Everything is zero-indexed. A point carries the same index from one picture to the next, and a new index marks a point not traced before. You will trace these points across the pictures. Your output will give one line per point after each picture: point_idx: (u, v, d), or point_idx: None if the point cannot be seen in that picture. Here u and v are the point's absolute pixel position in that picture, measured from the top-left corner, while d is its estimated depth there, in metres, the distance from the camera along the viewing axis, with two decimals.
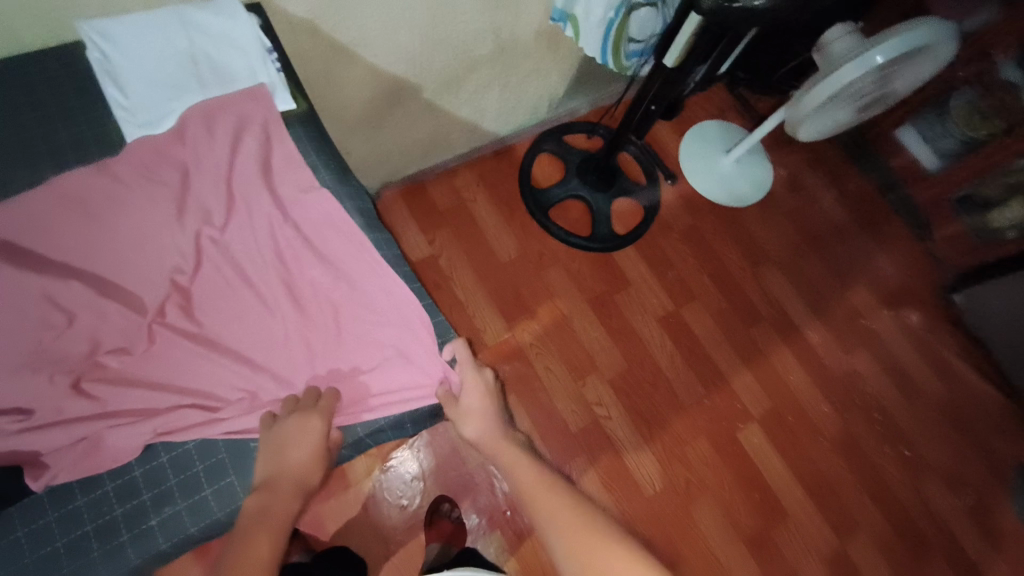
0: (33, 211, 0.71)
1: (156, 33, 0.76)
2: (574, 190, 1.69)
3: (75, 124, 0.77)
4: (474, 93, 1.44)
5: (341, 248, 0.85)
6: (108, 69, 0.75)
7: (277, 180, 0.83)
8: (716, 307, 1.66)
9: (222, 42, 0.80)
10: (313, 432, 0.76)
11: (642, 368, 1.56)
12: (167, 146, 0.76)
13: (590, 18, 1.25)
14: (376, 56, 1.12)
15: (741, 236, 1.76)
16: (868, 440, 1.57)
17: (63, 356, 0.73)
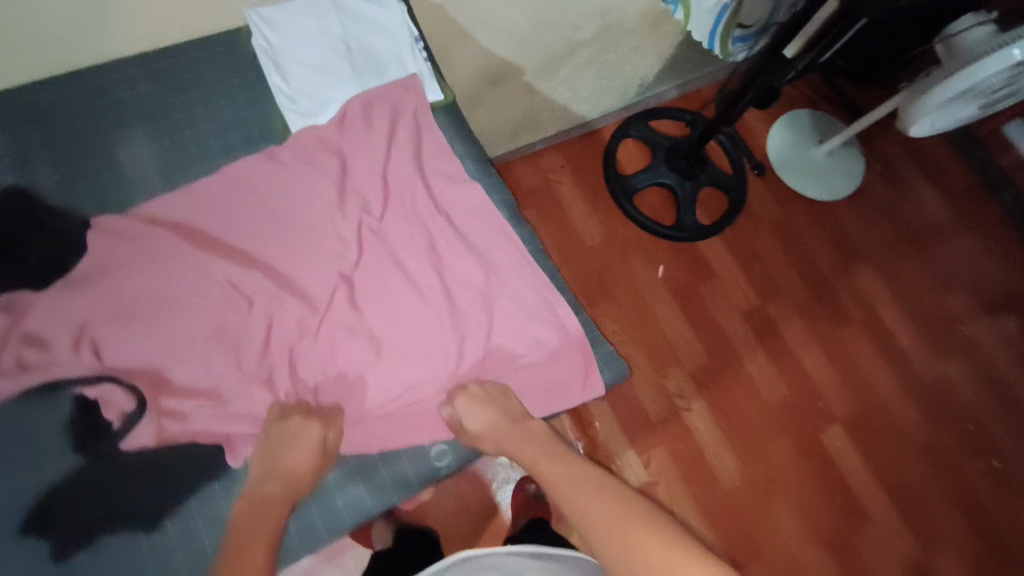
0: (215, 197, 0.84)
1: (314, 22, 0.90)
2: (659, 178, 1.65)
3: (240, 111, 0.88)
4: (572, 76, 1.41)
5: (486, 240, 0.92)
6: (272, 55, 0.88)
7: (428, 172, 0.92)
8: (802, 305, 1.63)
9: (369, 29, 0.93)
10: (304, 438, 0.77)
11: (723, 362, 1.55)
12: (329, 135, 0.88)
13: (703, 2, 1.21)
14: (493, 41, 1.12)
15: (829, 232, 1.72)
16: (955, 449, 1.55)
17: (243, 337, 0.82)
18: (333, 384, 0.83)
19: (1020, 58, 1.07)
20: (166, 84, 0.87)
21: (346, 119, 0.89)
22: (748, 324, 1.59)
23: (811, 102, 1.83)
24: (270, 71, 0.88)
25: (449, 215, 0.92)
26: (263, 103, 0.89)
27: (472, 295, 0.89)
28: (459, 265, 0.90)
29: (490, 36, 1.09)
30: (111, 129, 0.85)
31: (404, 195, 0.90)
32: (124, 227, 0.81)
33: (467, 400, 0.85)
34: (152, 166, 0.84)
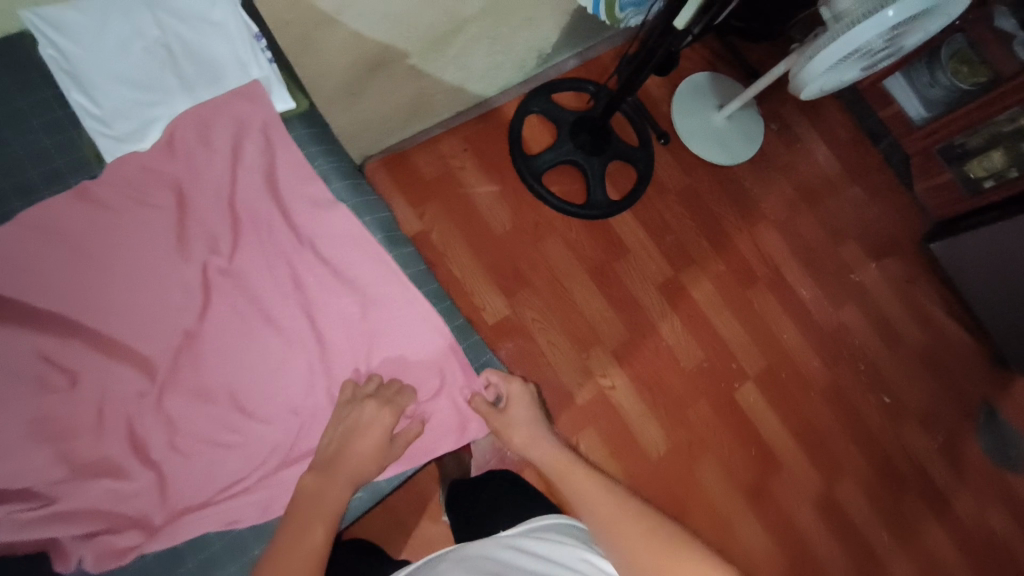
0: (16, 260, 0.76)
1: (123, 24, 0.77)
2: (566, 155, 1.60)
3: (35, 142, 0.78)
4: (462, 53, 1.31)
5: (364, 270, 0.93)
6: (70, 68, 0.76)
7: (285, 195, 0.90)
8: (714, 270, 1.67)
9: (198, 27, 0.81)
10: (380, 424, 0.85)
11: (643, 337, 1.56)
12: (156, 163, 0.82)
13: None
14: (363, 24, 1.00)
15: (736, 196, 1.75)
16: (855, 390, 1.67)
17: (71, 418, 0.79)
18: (197, 436, 0.84)
19: (895, 20, 1.10)
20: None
21: (175, 140, 0.83)
22: (665, 294, 1.61)
23: (708, 65, 1.83)
24: (69, 86, 0.77)
25: (322, 259, 0.91)
26: (66, 129, 0.79)
27: (348, 334, 0.92)
28: (331, 307, 0.91)
29: (359, 18, 0.97)
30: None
31: (264, 231, 0.88)
32: None
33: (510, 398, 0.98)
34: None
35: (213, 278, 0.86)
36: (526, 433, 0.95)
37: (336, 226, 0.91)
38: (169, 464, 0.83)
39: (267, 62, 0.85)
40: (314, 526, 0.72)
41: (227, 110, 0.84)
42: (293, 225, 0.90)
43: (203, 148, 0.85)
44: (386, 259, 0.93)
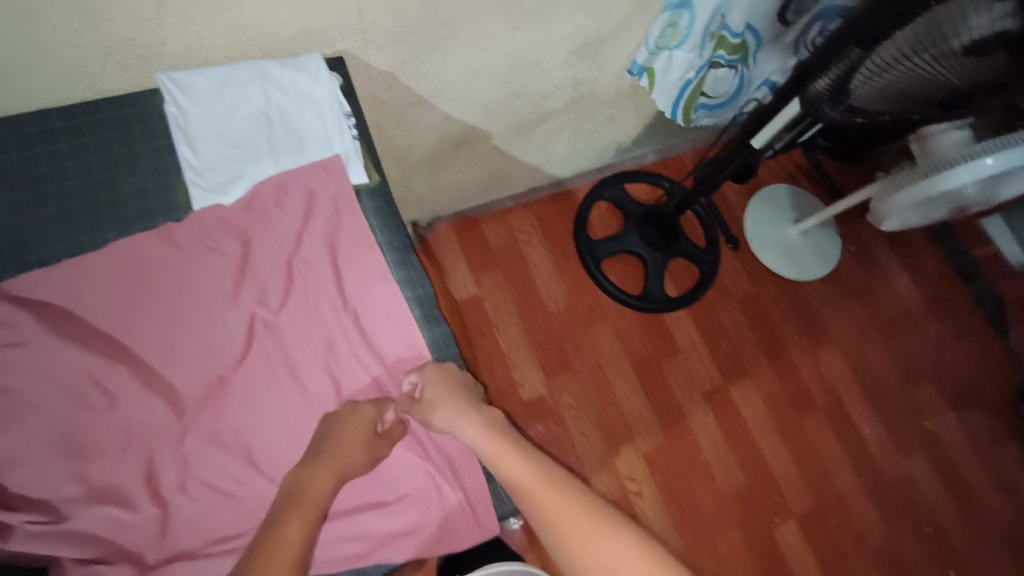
0: (92, 275, 0.73)
1: (235, 88, 0.73)
2: (630, 246, 1.61)
3: (138, 172, 0.76)
4: (543, 137, 1.38)
5: (398, 350, 0.85)
6: (182, 123, 0.74)
7: (342, 258, 0.83)
8: (768, 389, 1.58)
9: (297, 98, 0.77)
10: (364, 418, 0.79)
11: (682, 445, 1.49)
12: (234, 216, 0.77)
13: (668, 75, 1.18)
14: (451, 106, 1.08)
15: (801, 314, 1.67)
16: (915, 556, 1.47)
17: (98, 445, 0.72)
18: (207, 492, 0.76)
19: (993, 169, 1.02)
20: (59, 131, 0.73)
21: (256, 202, 0.78)
22: (711, 404, 1.54)
23: (791, 177, 1.80)
24: (179, 140, 0.75)
25: (356, 314, 0.83)
26: (168, 172, 0.77)
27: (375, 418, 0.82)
28: (360, 379, 0.83)
29: (449, 101, 1.06)
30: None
31: (311, 286, 0.82)
32: None
33: (430, 379, 0.81)
34: (33, 230, 0.73)
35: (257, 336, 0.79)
36: (451, 416, 0.79)
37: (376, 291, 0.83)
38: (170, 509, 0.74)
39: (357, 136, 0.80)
40: (292, 522, 0.65)
41: (304, 180, 0.79)
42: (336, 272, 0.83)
43: (285, 202, 0.80)
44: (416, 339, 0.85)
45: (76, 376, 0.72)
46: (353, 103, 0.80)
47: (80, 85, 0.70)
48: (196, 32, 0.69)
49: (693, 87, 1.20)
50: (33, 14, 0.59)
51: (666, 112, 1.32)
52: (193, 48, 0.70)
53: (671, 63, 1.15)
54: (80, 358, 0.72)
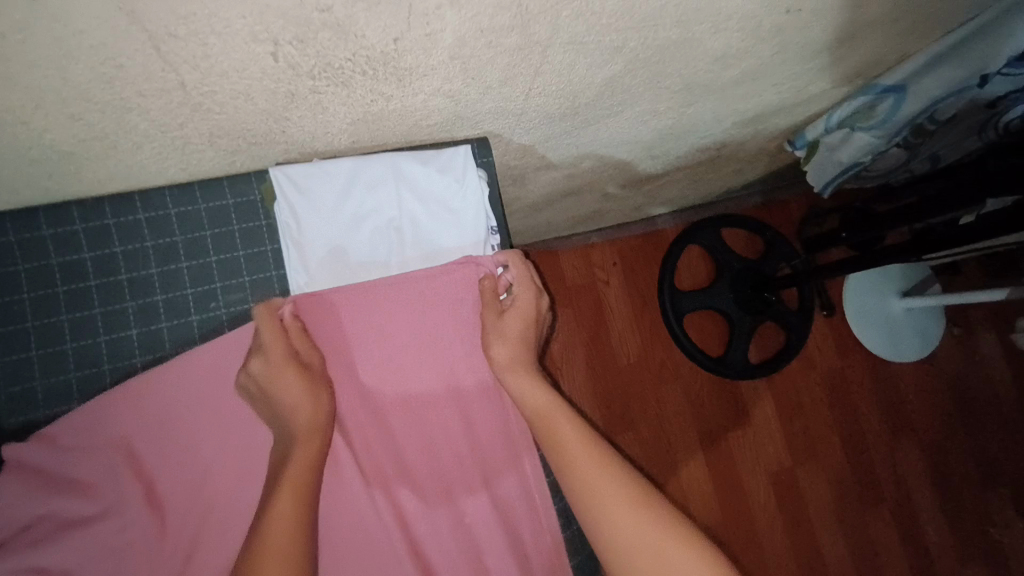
0: (173, 426, 0.63)
1: (364, 190, 0.63)
2: (719, 303, 1.43)
3: (238, 288, 0.65)
4: (659, 186, 1.18)
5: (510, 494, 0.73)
6: (293, 232, 0.64)
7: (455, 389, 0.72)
8: (838, 477, 1.48)
9: (436, 205, 0.67)
10: (283, 363, 0.61)
11: (739, 523, 1.41)
12: (340, 345, 0.67)
13: (835, 152, 0.98)
14: (581, 167, 0.89)
15: (886, 398, 1.55)
16: None
17: None
18: None
19: None
20: (148, 249, 0.63)
21: (370, 326, 0.68)
22: (775, 485, 1.44)
23: None
24: (292, 257, 0.64)
25: (442, 428, 0.71)
26: (271, 292, 0.65)
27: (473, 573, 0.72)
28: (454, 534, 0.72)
29: (581, 163, 0.87)
30: (34, 312, 0.62)
31: (424, 421, 0.71)
32: (52, 465, 0.61)
33: (518, 300, 0.70)
34: (109, 368, 0.63)
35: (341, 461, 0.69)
36: (515, 358, 0.68)
37: (479, 407, 0.72)
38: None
39: (495, 246, 0.71)
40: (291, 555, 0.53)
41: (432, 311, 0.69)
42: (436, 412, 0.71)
43: (400, 332, 0.68)
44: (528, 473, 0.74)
45: (147, 553, 0.62)
46: (498, 215, 0.70)
47: (173, 167, 0.55)
48: (327, 122, 0.53)
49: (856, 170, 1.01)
50: (128, 109, 0.44)
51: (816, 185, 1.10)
52: (318, 135, 0.55)
53: (844, 145, 0.95)
54: (151, 530, 0.63)
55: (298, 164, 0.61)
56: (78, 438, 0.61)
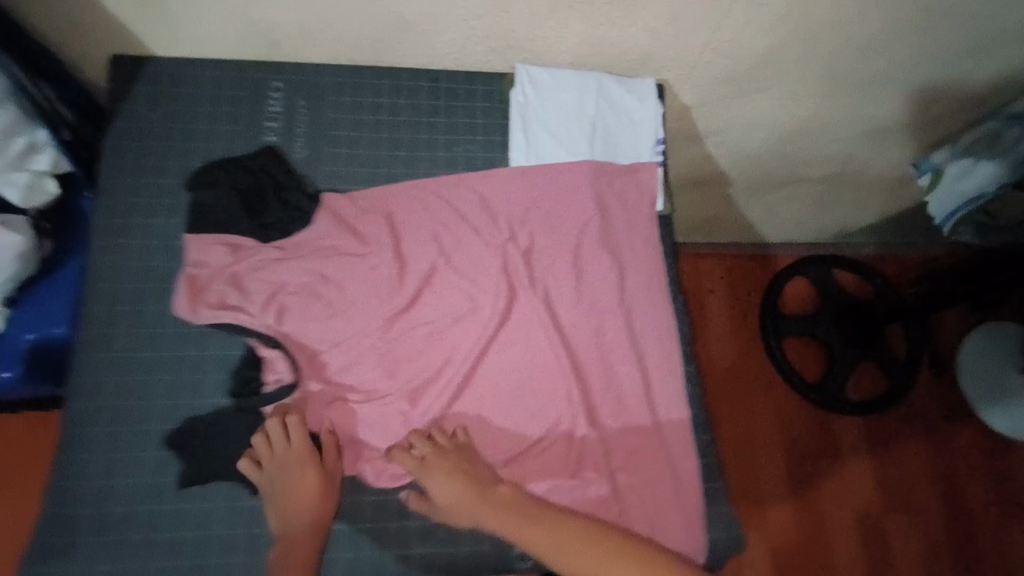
0: (415, 201, 0.75)
1: (573, 88, 0.79)
2: (821, 332, 1.48)
3: (471, 141, 0.80)
4: (780, 199, 1.30)
5: (660, 359, 0.73)
6: (522, 110, 0.79)
7: (622, 252, 0.76)
8: (932, 538, 1.41)
9: (621, 114, 0.79)
10: (295, 466, 0.63)
11: (816, 555, 1.37)
12: (539, 191, 0.77)
13: (966, 179, 1.00)
14: (720, 148, 1.06)
15: (993, 477, 1.47)
16: None
17: (377, 377, 0.69)
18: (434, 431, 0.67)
19: None
20: (403, 105, 0.81)
21: (558, 186, 0.77)
22: (858, 531, 1.40)
23: None
24: (515, 126, 0.79)
25: (618, 279, 0.75)
26: (495, 148, 0.80)
27: (620, 434, 0.69)
28: (625, 381, 0.71)
29: (719, 145, 1.05)
30: (305, 120, 0.78)
31: (594, 273, 0.74)
32: (335, 202, 0.73)
33: (422, 449, 0.65)
34: (343, 170, 0.76)
35: (519, 285, 0.73)
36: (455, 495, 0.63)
37: (642, 272, 0.75)
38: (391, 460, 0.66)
39: (660, 155, 0.80)
40: None
41: (617, 187, 0.77)
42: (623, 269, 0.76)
43: (571, 196, 0.76)
44: (678, 361, 0.72)
45: (372, 296, 0.71)
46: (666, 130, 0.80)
47: (449, 57, 0.81)
48: (564, 37, 0.77)
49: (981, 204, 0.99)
50: None
51: (941, 226, 1.06)
52: (553, 49, 0.78)
53: (972, 171, 1.00)
54: (386, 282, 0.72)
55: (536, 65, 0.80)
56: (359, 198, 0.74)
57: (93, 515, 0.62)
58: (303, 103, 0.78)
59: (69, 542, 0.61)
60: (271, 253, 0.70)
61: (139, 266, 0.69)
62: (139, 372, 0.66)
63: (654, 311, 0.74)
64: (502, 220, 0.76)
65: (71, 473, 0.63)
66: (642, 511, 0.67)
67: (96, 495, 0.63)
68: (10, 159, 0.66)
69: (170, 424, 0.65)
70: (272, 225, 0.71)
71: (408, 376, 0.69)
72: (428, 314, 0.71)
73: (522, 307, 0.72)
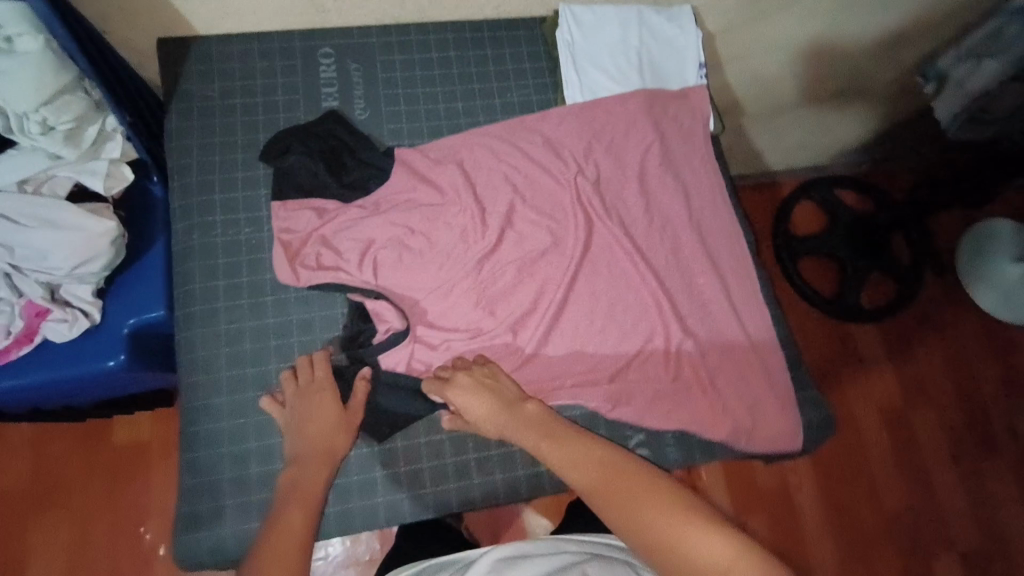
0: (485, 146, 0.77)
1: (616, 22, 0.81)
2: (831, 249, 1.55)
3: (523, 84, 0.83)
4: (786, 125, 1.32)
5: (731, 267, 0.79)
6: (571, 48, 0.80)
7: (682, 173, 0.80)
8: (949, 420, 1.52)
9: (664, 44, 0.82)
10: (315, 401, 0.65)
11: (850, 450, 1.47)
12: (598, 124, 0.79)
13: (969, 82, 1.02)
14: (738, 73, 1.10)
15: (1002, 361, 1.58)
16: None
17: (475, 317, 0.71)
18: (542, 357, 0.71)
19: None
20: (452, 56, 0.82)
21: (614, 117, 0.79)
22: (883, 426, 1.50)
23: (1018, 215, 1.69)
24: (567, 63, 0.80)
25: (683, 198, 0.79)
26: (547, 89, 0.83)
27: (710, 338, 0.75)
28: (706, 289, 0.76)
29: (737, 71, 1.08)
30: (361, 81, 0.79)
31: (660, 195, 0.79)
32: (409, 155, 0.75)
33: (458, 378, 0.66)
34: (407, 125, 0.78)
35: (595, 214, 0.77)
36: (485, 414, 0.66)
37: (703, 190, 0.80)
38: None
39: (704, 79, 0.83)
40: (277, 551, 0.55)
41: (671, 112, 0.81)
42: (686, 189, 0.80)
43: (628, 125, 0.79)
44: (751, 266, 0.79)
45: (460, 242, 0.73)
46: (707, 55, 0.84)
47: (492, 4, 0.82)
48: None
49: (981, 105, 1.02)
50: None
51: (948, 130, 1.08)
52: None
53: (975, 75, 1.01)
54: (470, 227, 0.73)
55: (577, 4, 0.81)
56: (429, 150, 0.76)
57: (235, 478, 0.64)
58: (355, 65, 0.79)
59: (217, 505, 0.64)
60: (356, 212, 0.72)
61: (227, 240, 0.70)
62: (249, 341, 0.68)
63: (719, 224, 0.80)
64: (569, 155, 0.78)
65: (203, 444, 0.65)
66: (741, 403, 0.73)
67: (234, 461, 0.65)
68: (86, 150, 0.66)
69: (291, 386, 0.67)
70: (352, 184, 0.73)
71: (507, 312, 0.72)
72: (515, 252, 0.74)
73: (599, 235, 0.76)
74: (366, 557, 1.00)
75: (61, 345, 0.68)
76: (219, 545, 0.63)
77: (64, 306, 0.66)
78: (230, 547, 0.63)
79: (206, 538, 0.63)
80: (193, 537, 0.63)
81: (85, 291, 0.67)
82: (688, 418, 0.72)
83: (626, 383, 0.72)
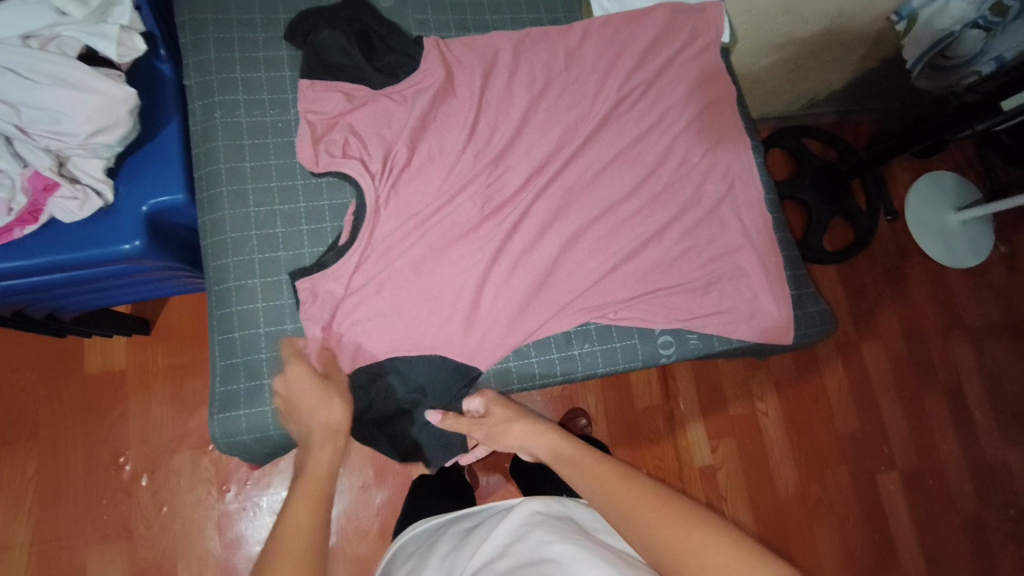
0: (513, 44, 0.78)
1: None
2: (798, 193, 1.41)
3: None
4: (760, 75, 1.25)
5: (741, 172, 0.83)
6: None
7: (698, 83, 0.83)
8: (896, 354, 1.40)
9: None
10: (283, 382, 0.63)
11: (807, 382, 1.34)
12: (620, 31, 0.81)
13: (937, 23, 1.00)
14: None
15: (993, 307, 1.47)
16: (1000, 548, 1.33)
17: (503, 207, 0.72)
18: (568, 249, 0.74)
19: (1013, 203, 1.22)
20: None
21: (635, 23, 0.81)
22: (864, 360, 1.38)
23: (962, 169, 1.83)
24: None
25: (697, 107, 0.82)
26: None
27: (723, 239, 0.79)
28: (719, 192, 0.81)
29: None
30: None
31: (675, 101, 0.81)
32: (438, 49, 0.74)
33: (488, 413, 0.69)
34: (433, 22, 0.78)
35: (616, 116, 0.79)
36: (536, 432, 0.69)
37: (715, 101, 0.83)
38: (536, 279, 0.73)
39: None
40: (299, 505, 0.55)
41: (690, 24, 0.83)
42: (700, 98, 0.83)
43: (647, 33, 0.81)
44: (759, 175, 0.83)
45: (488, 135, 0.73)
46: None
47: None
48: None
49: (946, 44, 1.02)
50: None
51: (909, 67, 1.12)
52: None
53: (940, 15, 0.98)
54: None
55: None
56: (457, 46, 0.75)
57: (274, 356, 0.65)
58: None
59: (256, 386, 0.64)
60: (385, 101, 0.71)
61: (252, 121, 0.69)
62: (280, 224, 0.68)
63: (728, 132, 0.84)
64: (593, 61, 0.79)
65: (238, 323, 0.65)
66: (744, 295, 0.78)
67: (270, 339, 0.66)
68: (94, 10, 0.59)
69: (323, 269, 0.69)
70: (382, 70, 0.72)
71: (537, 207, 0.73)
72: (539, 150, 0.76)
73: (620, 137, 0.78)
74: (361, 484, 1.00)
75: (70, 226, 0.63)
76: (262, 427, 0.64)
77: (73, 183, 0.60)
78: (269, 426, 0.64)
79: (244, 417, 0.63)
80: (231, 416, 0.63)
81: (95, 168, 0.61)
82: (696, 308, 0.77)
83: (645, 275, 0.76)
